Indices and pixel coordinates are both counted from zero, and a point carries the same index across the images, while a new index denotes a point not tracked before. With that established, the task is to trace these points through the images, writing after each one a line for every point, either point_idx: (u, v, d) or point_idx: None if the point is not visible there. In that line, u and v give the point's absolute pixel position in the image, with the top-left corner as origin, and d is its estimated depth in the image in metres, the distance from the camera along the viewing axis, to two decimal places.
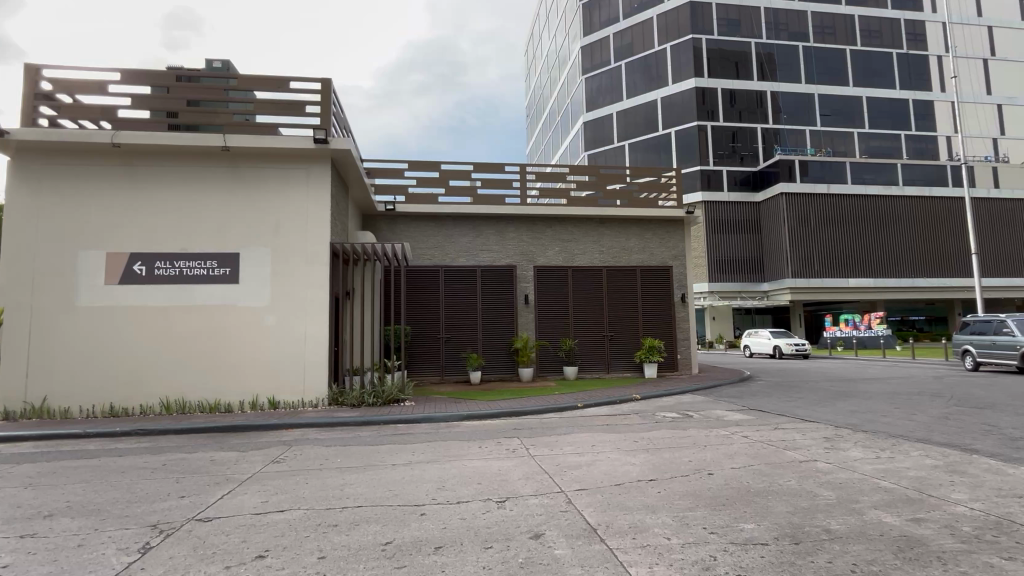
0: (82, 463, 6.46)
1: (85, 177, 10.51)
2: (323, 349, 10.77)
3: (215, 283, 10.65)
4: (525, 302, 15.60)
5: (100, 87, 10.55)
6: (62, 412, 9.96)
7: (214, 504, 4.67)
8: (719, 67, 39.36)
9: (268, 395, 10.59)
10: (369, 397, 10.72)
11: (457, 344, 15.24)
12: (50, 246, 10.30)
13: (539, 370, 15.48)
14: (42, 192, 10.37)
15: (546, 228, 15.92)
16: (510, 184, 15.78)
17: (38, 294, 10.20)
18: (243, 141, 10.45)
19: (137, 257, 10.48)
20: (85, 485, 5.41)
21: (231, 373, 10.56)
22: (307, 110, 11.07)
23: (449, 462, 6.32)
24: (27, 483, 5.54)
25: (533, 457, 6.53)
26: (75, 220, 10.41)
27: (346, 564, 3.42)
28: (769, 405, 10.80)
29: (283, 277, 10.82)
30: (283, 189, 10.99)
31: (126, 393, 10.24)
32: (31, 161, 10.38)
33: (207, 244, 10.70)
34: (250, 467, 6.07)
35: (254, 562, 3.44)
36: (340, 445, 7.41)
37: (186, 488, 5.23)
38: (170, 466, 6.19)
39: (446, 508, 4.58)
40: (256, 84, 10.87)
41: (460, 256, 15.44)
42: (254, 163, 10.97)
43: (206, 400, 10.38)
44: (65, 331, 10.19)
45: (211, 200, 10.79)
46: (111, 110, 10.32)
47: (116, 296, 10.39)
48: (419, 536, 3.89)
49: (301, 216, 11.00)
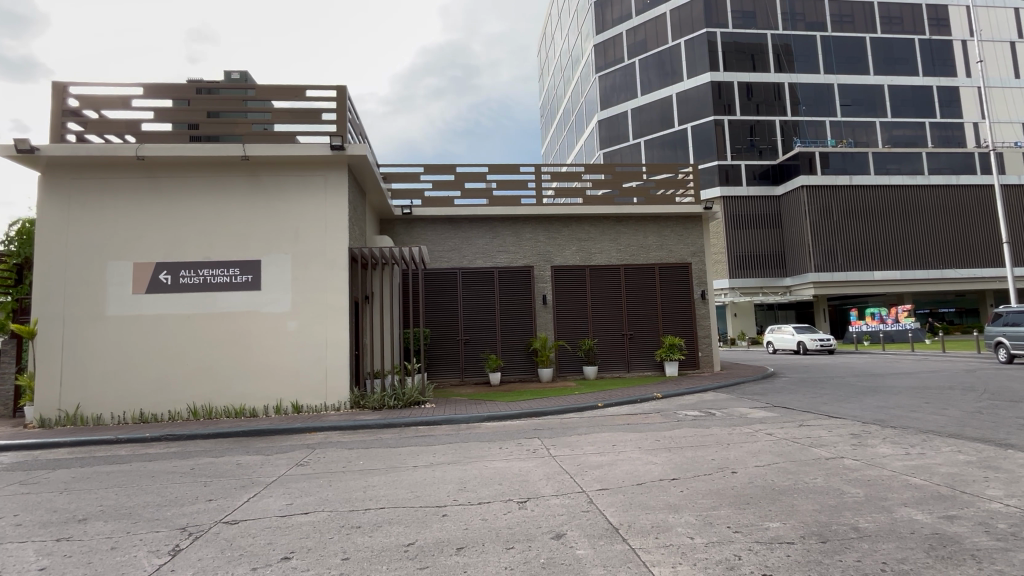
0: (114, 469, 6.63)
1: (113, 191, 10.81)
2: (344, 353, 10.90)
3: (238, 291, 10.86)
4: (543, 303, 15.58)
5: (124, 102, 10.85)
6: (94, 419, 10.27)
7: (241, 507, 4.76)
8: (734, 60, 38.87)
9: (292, 399, 10.75)
10: (390, 399, 10.90)
11: (478, 346, 15.29)
12: (80, 258, 10.61)
13: (558, 370, 15.47)
14: (72, 207, 10.70)
15: (563, 227, 15.90)
16: (525, 185, 15.79)
17: (70, 305, 10.51)
18: (262, 150, 10.62)
19: (162, 267, 10.74)
20: (118, 490, 5.56)
21: (254, 378, 10.74)
22: (324, 117, 11.23)
23: (471, 463, 6.33)
24: (62, 488, 5.71)
25: (554, 457, 6.51)
26: (104, 233, 10.71)
27: (369, 565, 3.46)
28: (793, 402, 10.62)
29: (304, 282, 10.99)
30: (302, 197, 11.16)
31: (154, 400, 10.49)
32: (61, 177, 10.71)
33: (229, 252, 10.91)
34: (275, 471, 6.18)
35: (280, 564, 3.50)
36: (362, 448, 7.50)
37: (214, 492, 5.35)
38: (198, 470, 6.33)
39: (467, 509, 4.60)
40: (274, 94, 11.06)
41: (477, 258, 15.49)
42: (274, 172, 11.15)
43: (232, 406, 10.59)
44: (96, 340, 10.48)
45: (233, 209, 11.00)
46: (135, 124, 10.59)
47: (143, 304, 10.65)
48: (441, 537, 3.91)
49: (321, 221, 11.15)
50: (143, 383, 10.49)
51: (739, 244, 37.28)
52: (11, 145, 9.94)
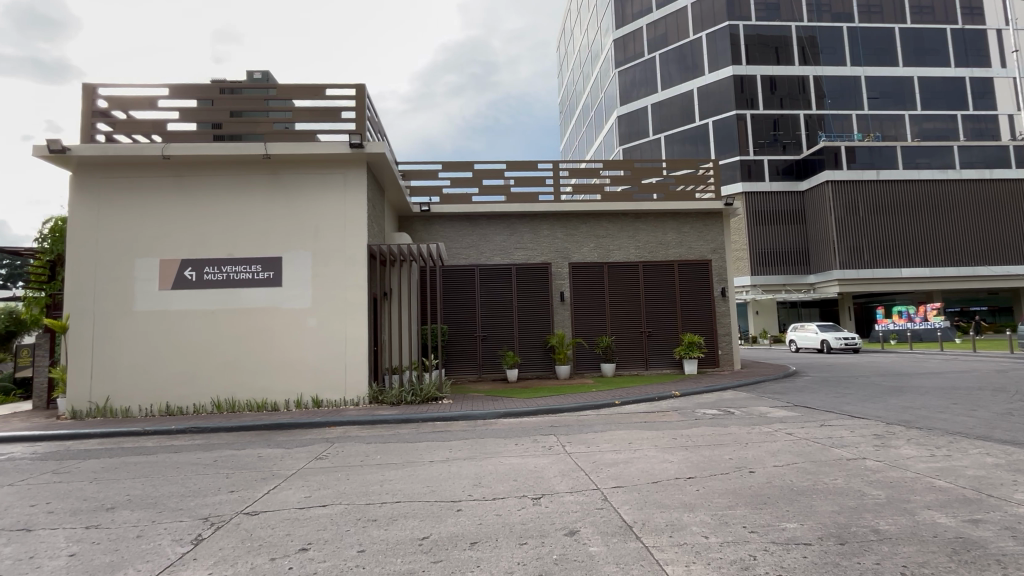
0: (142, 459, 6.84)
1: (140, 190, 11.09)
2: (363, 348, 11.03)
3: (260, 287, 11.07)
4: (561, 299, 15.55)
5: (150, 103, 11.10)
6: (124, 411, 10.59)
7: (261, 499, 4.87)
8: (757, 53, 38.12)
9: (312, 393, 10.93)
10: (408, 395, 10.94)
11: (495, 341, 15.33)
12: (108, 255, 10.91)
13: (576, 368, 15.43)
14: (101, 205, 11.00)
15: (581, 224, 15.83)
16: (543, 182, 15.76)
17: (100, 300, 10.83)
18: (284, 149, 10.79)
19: (187, 263, 11.00)
20: (143, 480, 5.72)
21: (275, 373, 10.93)
22: (343, 116, 11.35)
23: (486, 459, 6.37)
24: (92, 477, 5.92)
25: (569, 455, 6.51)
26: (131, 231, 11.00)
27: (385, 557, 3.51)
28: (815, 402, 10.42)
29: (324, 278, 11.14)
30: (321, 196, 11.31)
31: (180, 393, 10.76)
32: (91, 177, 11.03)
33: (252, 249, 11.13)
34: (295, 463, 6.31)
35: (297, 555, 3.57)
36: (380, 442, 7.60)
37: (236, 483, 5.47)
38: (220, 462, 6.49)
39: (482, 504, 4.63)
40: (295, 93, 11.23)
41: (495, 255, 15.53)
42: (294, 170, 11.33)
43: (254, 399, 10.81)
44: (124, 334, 10.79)
45: (254, 207, 11.20)
46: (162, 124, 10.85)
47: (170, 301, 10.92)
48: (455, 532, 3.95)
49: (340, 218, 11.29)
50: (169, 376, 10.76)
51: (761, 241, 36.66)
52: (44, 145, 10.26)
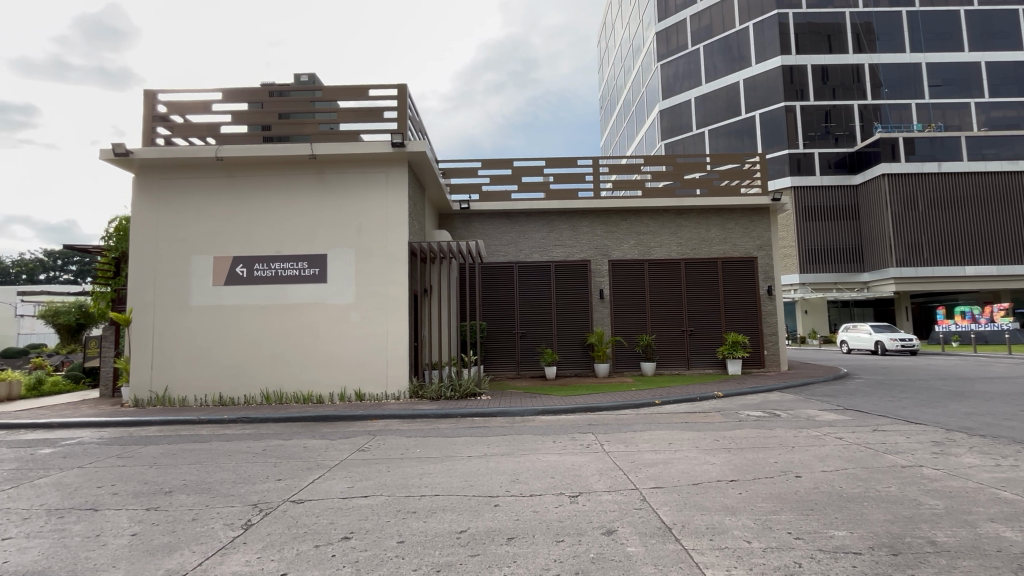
0: (196, 447, 7.19)
1: (196, 191, 11.63)
2: (404, 344, 11.25)
3: (306, 283, 11.44)
4: (600, 297, 15.42)
5: (205, 106, 11.62)
6: (181, 401, 11.15)
7: (307, 488, 5.05)
8: (808, 42, 36.61)
9: (355, 387, 11.22)
10: (447, 390, 11.13)
11: (533, 339, 15.34)
12: (167, 253, 11.50)
13: (615, 366, 15.26)
14: (160, 205, 11.59)
15: (621, 221, 15.63)
16: (583, 178, 15.64)
17: (159, 295, 11.44)
18: (329, 149, 11.10)
19: (239, 260, 11.48)
20: (198, 466, 6.03)
21: (320, 366, 11.28)
22: (385, 116, 11.57)
23: (524, 455, 6.40)
24: (152, 462, 6.28)
25: (608, 454, 6.46)
26: (188, 229, 11.56)
27: (423, 549, 3.58)
28: (868, 406, 9.95)
29: (367, 274, 11.42)
30: (364, 194, 11.59)
31: (232, 384, 11.25)
32: (152, 179, 11.64)
33: (298, 246, 11.50)
34: (339, 454, 6.51)
35: (340, 543, 3.69)
36: (420, 436, 7.74)
37: (283, 472, 5.69)
38: (269, 452, 6.76)
39: (519, 500, 4.66)
40: (340, 94, 11.52)
41: (534, 252, 15.52)
42: (338, 169, 11.63)
43: (300, 392, 11.19)
44: (182, 328, 11.36)
45: (301, 205, 11.57)
46: (215, 127, 11.34)
47: (222, 296, 11.43)
48: (492, 527, 3.99)
49: (382, 216, 11.53)
50: (222, 368, 11.27)
51: (811, 237, 35.26)
52: (110, 149, 10.89)
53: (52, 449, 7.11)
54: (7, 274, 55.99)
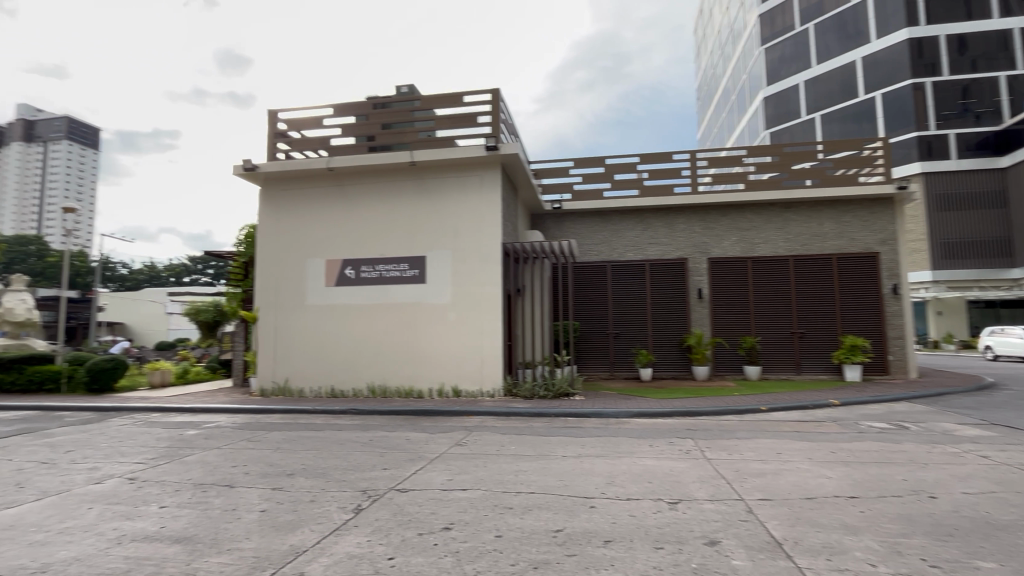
0: (313, 435, 7.84)
1: (311, 200, 12.67)
2: (498, 342, 11.50)
3: (408, 284, 12.05)
4: (699, 297, 14.75)
5: (318, 122, 12.61)
6: (299, 392, 12.21)
7: (410, 478, 5.32)
8: (941, 9, 32.54)
9: (452, 383, 11.65)
10: (540, 389, 11.23)
11: (628, 340, 14.99)
12: (287, 256, 12.64)
13: (715, 369, 14.53)
14: (281, 214, 12.75)
15: (721, 216, 14.87)
16: (679, 173, 15.06)
17: (280, 295, 12.58)
18: (427, 155, 11.61)
19: (347, 263, 12.34)
20: (315, 452, 6.57)
21: (420, 363, 11.83)
22: (479, 120, 11.89)
23: (620, 458, 6.28)
24: (276, 446, 6.93)
25: (709, 461, 6.17)
26: (304, 235, 12.61)
27: (520, 545, 3.65)
28: (1022, 422, 8.65)
29: (463, 274, 11.80)
30: (460, 197, 11.98)
31: (342, 378, 12.12)
32: (274, 190, 12.83)
33: (400, 248, 12.15)
34: (438, 448, 6.79)
35: (441, 533, 3.85)
36: (515, 434, 7.86)
37: (389, 462, 6.04)
38: (375, 442, 7.20)
39: (615, 503, 4.59)
40: (437, 102, 12.00)
41: (627, 251, 15.20)
42: (436, 174, 12.13)
43: (402, 387, 11.82)
44: (299, 325, 12.42)
45: (402, 210, 12.21)
46: (327, 140, 12.28)
47: (334, 296, 12.35)
48: (589, 528, 3.97)
49: (477, 218, 11.87)
50: (334, 363, 12.18)
51: (946, 229, 31.33)
52: (239, 165, 12.17)
53: (196, 430, 8.08)
54: (160, 277, 64.50)
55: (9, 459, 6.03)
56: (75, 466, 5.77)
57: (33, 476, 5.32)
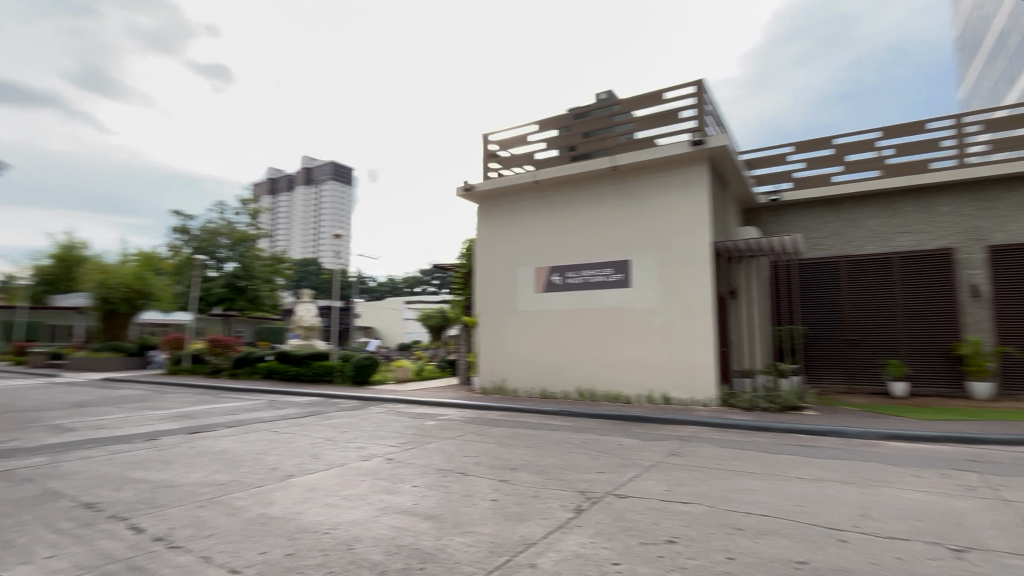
0: (530, 433, 8.32)
1: (521, 212, 13.56)
2: (710, 348, 10.79)
3: (614, 288, 12.06)
4: (974, 295, 11.82)
5: (524, 138, 13.46)
6: (514, 391, 13.11)
7: (627, 484, 5.28)
8: None
9: (661, 390, 11.29)
10: (762, 400, 10.17)
11: (873, 347, 12.65)
12: (502, 267, 13.68)
13: (1004, 386, 11.39)
14: (495, 228, 13.89)
15: (1004, 193, 11.82)
16: (940, 144, 12.30)
17: (497, 302, 13.68)
18: (628, 158, 11.52)
19: (554, 270, 12.88)
20: (533, 450, 6.96)
21: (627, 368, 11.73)
22: (682, 116, 11.38)
23: (874, 487, 5.33)
24: (499, 441, 7.53)
25: (1008, 503, 4.85)
26: (516, 246, 13.53)
27: (757, 572, 3.33)
28: None
29: (670, 278, 11.38)
30: (665, 197, 11.60)
31: (552, 380, 12.66)
32: (489, 207, 14.04)
33: (604, 253, 12.25)
34: (652, 456, 6.62)
35: (666, 545, 3.72)
36: (735, 448, 7.26)
37: (604, 466, 6.09)
38: (588, 445, 7.34)
39: (875, 540, 3.90)
40: (637, 104, 11.84)
41: (868, 243, 12.99)
42: (638, 176, 11.96)
43: (610, 391, 11.84)
44: (513, 329, 13.35)
45: (605, 215, 12.31)
46: (532, 155, 13.04)
47: (544, 301, 12.98)
48: (842, 565, 3.43)
49: (683, 218, 11.34)
50: (545, 365, 12.78)
51: None
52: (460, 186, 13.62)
53: (433, 421, 9.24)
54: (398, 288, 75.86)
55: (307, 434, 7.68)
56: (350, 444, 7.08)
57: (323, 449, 6.69)
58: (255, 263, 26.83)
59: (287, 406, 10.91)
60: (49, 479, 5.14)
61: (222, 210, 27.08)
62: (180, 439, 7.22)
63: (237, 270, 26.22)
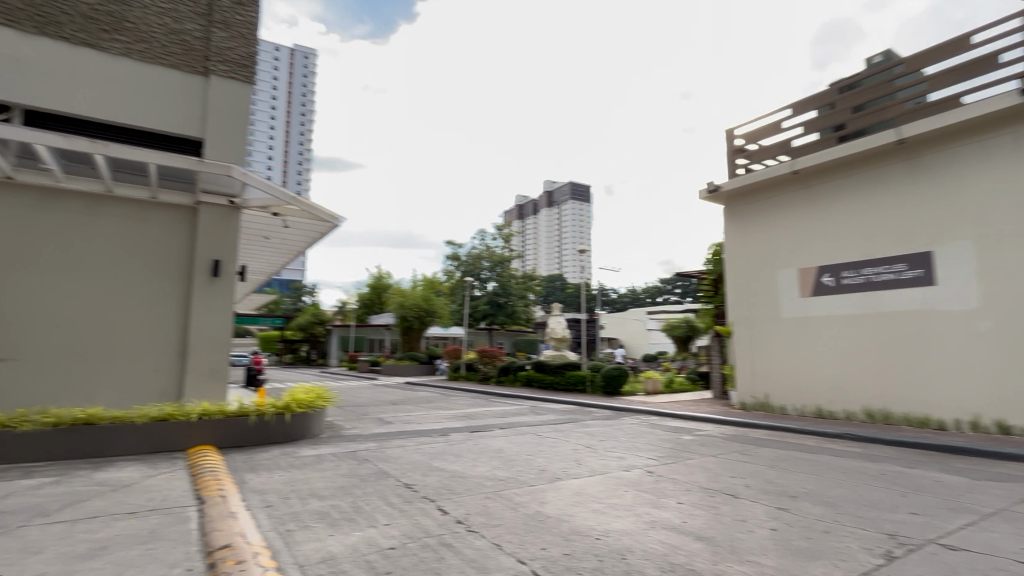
0: (808, 457, 7.29)
1: (778, 209, 12.14)
2: None
3: (910, 288, 9.85)
4: None
5: (777, 126, 12.10)
6: (781, 409, 11.68)
7: (958, 534, 4.18)
8: None
9: (995, 416, 8.71)
10: None
11: None
12: (757, 270, 12.44)
13: None
14: (747, 228, 12.71)
15: None
16: None
17: (753, 309, 12.45)
18: (923, 127, 9.36)
19: (825, 270, 11.15)
20: (815, 477, 6.06)
21: (937, 386, 9.39)
22: (1004, 59, 8.79)
23: None
24: (770, 463, 6.78)
25: None
26: (773, 246, 12.15)
27: None
28: None
29: (999, 270, 8.79)
30: (983, 168, 9.07)
31: (830, 398, 10.90)
32: (738, 207, 12.94)
33: (893, 246, 10.13)
34: (993, 502, 5.11)
35: None
36: None
37: (918, 507, 4.94)
38: (890, 478, 6.06)
39: None
40: (930, 58, 9.60)
41: None
42: (938, 147, 9.61)
43: (913, 414, 9.63)
44: (775, 339, 11.97)
45: (892, 200, 10.20)
46: (789, 143, 11.63)
47: (813, 306, 11.32)
48: None
49: (1016, 191, 8.68)
50: (819, 380, 11.08)
51: None
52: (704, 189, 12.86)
53: (691, 436, 8.84)
54: (640, 298, 75.48)
55: (568, 441, 8.14)
56: (609, 453, 7.25)
57: (585, 456, 6.99)
58: (511, 281, 29.89)
59: (547, 412, 11.76)
60: (380, 461, 6.52)
61: (483, 237, 30.92)
62: (466, 436, 8.40)
63: (497, 289, 29.58)
